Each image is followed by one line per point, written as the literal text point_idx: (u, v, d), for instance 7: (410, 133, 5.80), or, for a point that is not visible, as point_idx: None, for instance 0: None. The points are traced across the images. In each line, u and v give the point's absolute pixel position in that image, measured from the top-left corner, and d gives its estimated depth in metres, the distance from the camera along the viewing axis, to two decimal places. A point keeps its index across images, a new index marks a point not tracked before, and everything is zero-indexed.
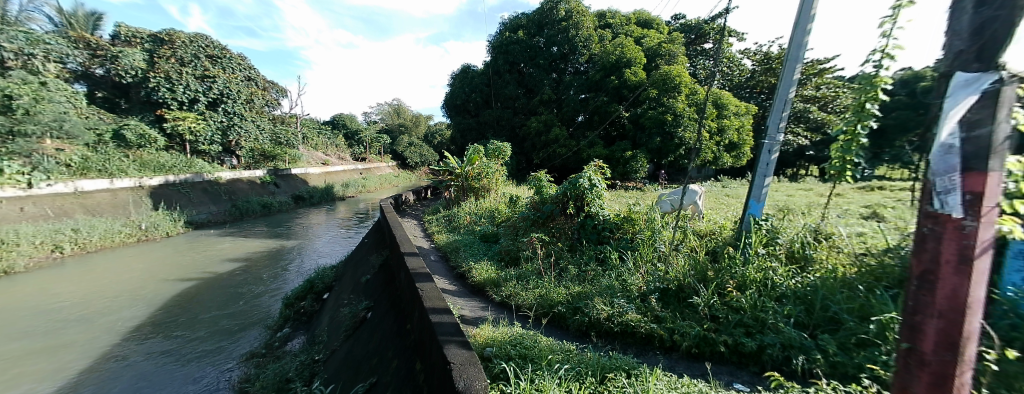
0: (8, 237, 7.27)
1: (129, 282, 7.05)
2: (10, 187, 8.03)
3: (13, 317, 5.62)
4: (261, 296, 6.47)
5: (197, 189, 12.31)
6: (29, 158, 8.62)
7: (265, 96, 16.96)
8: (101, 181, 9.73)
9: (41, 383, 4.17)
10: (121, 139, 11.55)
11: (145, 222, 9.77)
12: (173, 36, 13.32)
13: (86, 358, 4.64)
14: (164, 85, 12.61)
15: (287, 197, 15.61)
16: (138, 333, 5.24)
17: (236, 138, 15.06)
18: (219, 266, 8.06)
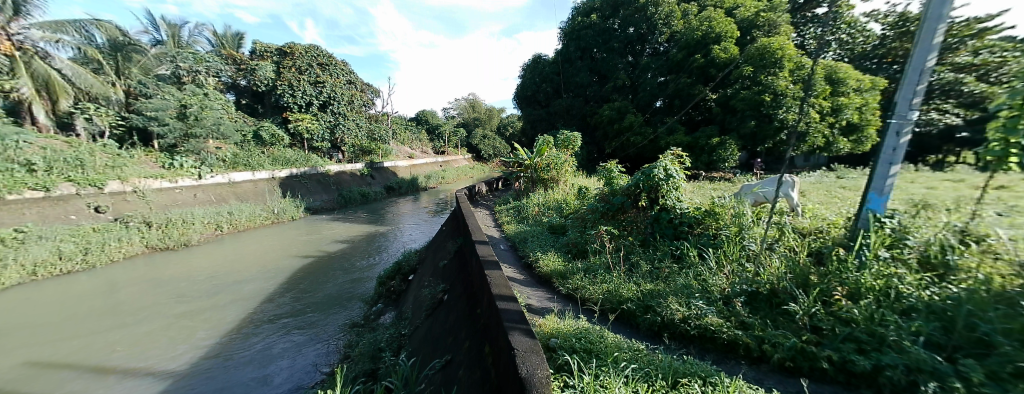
0: (189, 218, 9.39)
1: (265, 258, 8.60)
2: (186, 177, 10.37)
3: (189, 280, 7.14)
4: (359, 275, 7.39)
5: (313, 180, 14.49)
6: (200, 154, 11.26)
7: (363, 97, 19.02)
8: (247, 173, 12.01)
9: (208, 334, 5.18)
10: (259, 138, 14.18)
11: (277, 207, 11.80)
12: (293, 49, 15.67)
13: (235, 317, 5.69)
14: (288, 91, 15.02)
15: (380, 187, 17.48)
16: (271, 299, 6.32)
17: (341, 136, 17.21)
18: (327, 246, 9.43)
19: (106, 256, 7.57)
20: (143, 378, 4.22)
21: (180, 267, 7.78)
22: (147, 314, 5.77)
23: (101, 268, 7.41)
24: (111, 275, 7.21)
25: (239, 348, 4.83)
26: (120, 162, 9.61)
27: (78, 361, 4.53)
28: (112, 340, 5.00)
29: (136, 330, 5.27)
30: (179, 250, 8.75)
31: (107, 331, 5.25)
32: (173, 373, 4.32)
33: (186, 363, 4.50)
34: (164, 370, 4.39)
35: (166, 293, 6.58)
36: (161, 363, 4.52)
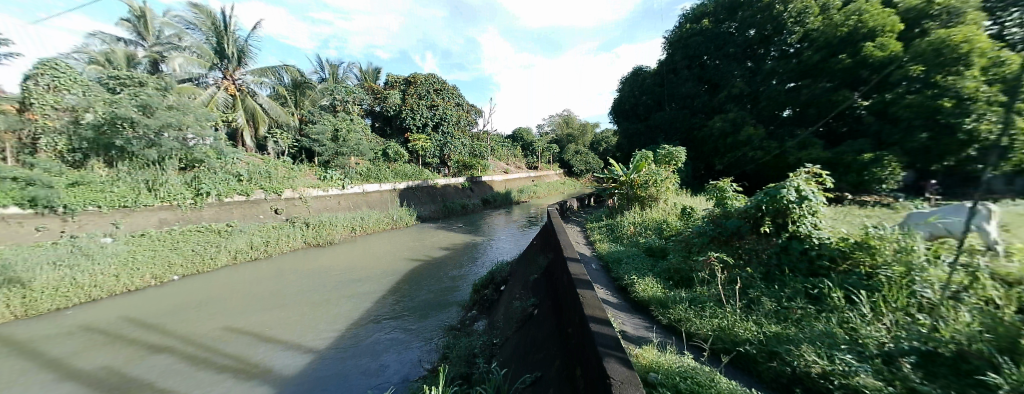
0: (333, 221, 11.38)
1: (384, 258, 9.84)
2: (333, 188, 13.05)
3: (329, 271, 8.50)
4: (457, 281, 7.94)
5: (424, 192, 16.30)
6: (343, 167, 14.75)
7: (468, 117, 20.78)
8: (376, 184, 14.40)
9: (341, 319, 6.06)
10: (387, 155, 16.69)
11: (396, 215, 13.55)
12: (416, 78, 18.11)
13: (361, 307, 6.61)
14: (410, 115, 17.48)
15: (478, 200, 18.71)
16: (388, 296, 7.16)
17: (448, 153, 19.00)
18: (432, 252, 10.40)
19: (279, 248, 9.59)
20: (296, 349, 5.11)
21: (322, 260, 9.36)
22: (300, 296, 7.02)
23: (275, 257, 9.38)
24: (277, 262, 9.05)
25: (361, 335, 5.57)
26: (291, 174, 12.42)
27: (255, 327, 5.70)
28: (276, 313, 6.19)
29: (293, 307, 6.46)
30: (324, 247, 10.59)
31: (272, 306, 6.54)
32: (316, 349, 5.13)
33: (325, 341, 5.33)
34: (309, 344, 5.26)
35: (312, 280, 7.96)
36: (308, 338, 5.41)
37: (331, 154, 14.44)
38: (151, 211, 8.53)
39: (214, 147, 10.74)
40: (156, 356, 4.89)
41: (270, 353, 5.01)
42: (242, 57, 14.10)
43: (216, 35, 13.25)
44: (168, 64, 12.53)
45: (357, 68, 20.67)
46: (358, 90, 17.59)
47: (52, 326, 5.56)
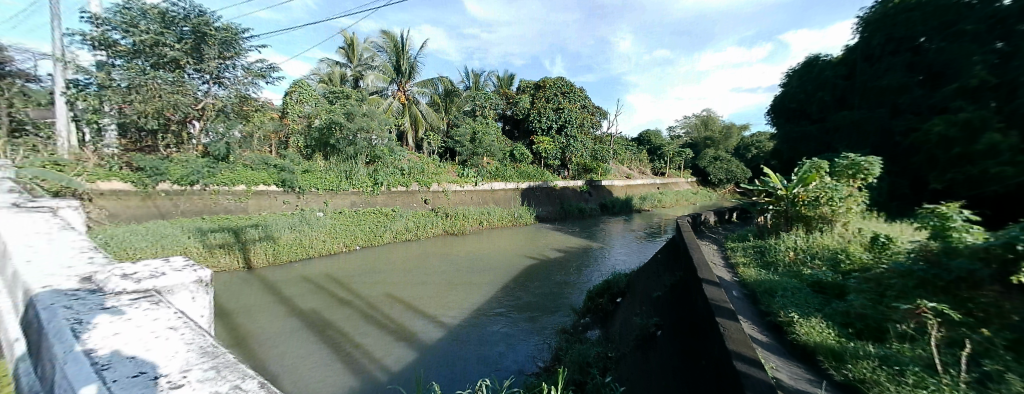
0: (467, 213, 12.70)
1: (506, 252, 10.53)
2: (468, 184, 15.26)
3: (460, 258, 9.51)
4: (572, 285, 7.93)
5: (542, 192, 17.04)
6: (477, 166, 16.28)
7: (593, 120, 20.58)
8: (505, 184, 16.26)
9: (470, 303, 6.72)
10: (514, 156, 18.19)
11: (517, 212, 14.43)
12: (546, 82, 18.97)
13: (484, 295, 7.20)
14: (537, 118, 18.61)
15: (596, 204, 18.46)
16: (508, 289, 7.63)
17: (570, 156, 19.21)
18: (548, 252, 10.68)
19: (425, 233, 11.17)
20: (436, 323, 5.88)
21: (456, 247, 10.53)
22: (438, 276, 8.01)
23: (421, 239, 10.94)
24: (422, 244, 10.53)
25: (482, 322, 6.05)
26: (439, 171, 15.09)
27: (406, 297, 6.76)
28: (420, 289, 7.21)
29: (432, 286, 7.41)
30: (457, 236, 11.89)
31: (417, 281, 7.62)
32: (450, 326, 5.81)
33: (455, 321, 5.98)
34: (444, 321, 5.97)
35: (447, 263, 9.00)
36: (444, 315, 6.17)
37: (468, 154, 16.44)
38: (345, 195, 12.03)
39: (388, 146, 13.73)
40: (342, 307, 6.23)
41: (416, 321, 5.88)
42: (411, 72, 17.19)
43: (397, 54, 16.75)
44: (364, 80, 16.56)
45: (494, 76, 22.70)
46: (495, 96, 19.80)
47: (284, 273, 7.54)
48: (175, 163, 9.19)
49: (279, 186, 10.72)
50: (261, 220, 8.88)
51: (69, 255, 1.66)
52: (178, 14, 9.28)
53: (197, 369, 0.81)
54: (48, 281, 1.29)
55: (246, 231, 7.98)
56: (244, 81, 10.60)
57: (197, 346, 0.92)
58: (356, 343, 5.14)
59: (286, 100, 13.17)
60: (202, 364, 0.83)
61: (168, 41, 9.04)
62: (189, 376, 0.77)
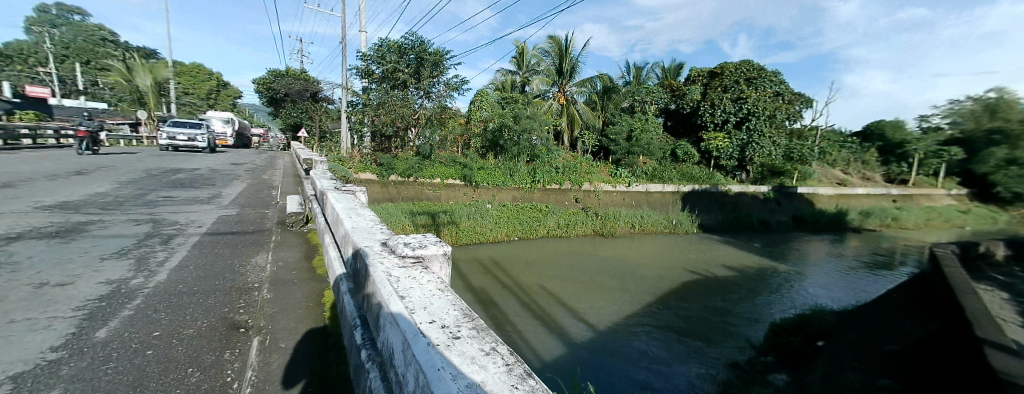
0: (618, 216, 12.29)
1: (664, 263, 9.64)
2: (621, 185, 14.81)
3: (613, 262, 9.21)
4: (745, 313, 6.70)
5: (710, 198, 15.09)
6: (632, 166, 16.11)
7: (788, 111, 16.41)
8: (661, 185, 15.12)
9: (622, 311, 6.43)
10: (675, 155, 17.20)
11: (676, 220, 13.18)
12: (724, 69, 16.65)
13: (636, 304, 6.78)
14: (708, 110, 16.56)
15: (785, 217, 15.09)
16: (663, 303, 6.99)
17: (752, 155, 16.03)
18: (716, 270, 9.28)
19: (577, 231, 11.25)
20: (585, 323, 5.88)
21: (609, 250, 10.21)
22: (589, 277, 7.96)
23: (570, 237, 11.00)
24: (575, 242, 10.60)
25: (633, 333, 5.72)
26: (591, 170, 15.41)
27: (558, 292, 6.99)
28: (572, 287, 7.32)
29: (583, 286, 7.41)
30: (607, 237, 11.52)
31: (569, 278, 7.74)
32: (598, 329, 5.73)
33: (605, 325, 5.85)
34: (592, 323, 5.91)
35: (599, 265, 8.83)
36: (594, 317, 6.11)
37: (623, 153, 16.35)
38: (507, 191, 13.41)
39: (545, 145, 14.79)
40: (503, 289, 6.89)
41: (567, 317, 6.02)
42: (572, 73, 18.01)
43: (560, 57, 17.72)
44: (530, 85, 18.57)
45: (659, 66, 21.10)
46: (658, 90, 18.81)
47: (462, 252, 8.78)
48: (399, 160, 12.18)
49: (461, 180, 12.78)
50: (448, 208, 10.78)
51: (365, 216, 2.26)
52: (408, 45, 12.24)
53: (466, 324, 0.84)
54: (364, 237, 1.72)
55: (438, 215, 9.77)
56: (444, 94, 12.86)
57: (460, 305, 0.98)
58: (513, 324, 5.61)
59: (470, 108, 15.40)
60: (468, 322, 0.86)
61: (401, 68, 12.19)
62: (461, 329, 0.80)
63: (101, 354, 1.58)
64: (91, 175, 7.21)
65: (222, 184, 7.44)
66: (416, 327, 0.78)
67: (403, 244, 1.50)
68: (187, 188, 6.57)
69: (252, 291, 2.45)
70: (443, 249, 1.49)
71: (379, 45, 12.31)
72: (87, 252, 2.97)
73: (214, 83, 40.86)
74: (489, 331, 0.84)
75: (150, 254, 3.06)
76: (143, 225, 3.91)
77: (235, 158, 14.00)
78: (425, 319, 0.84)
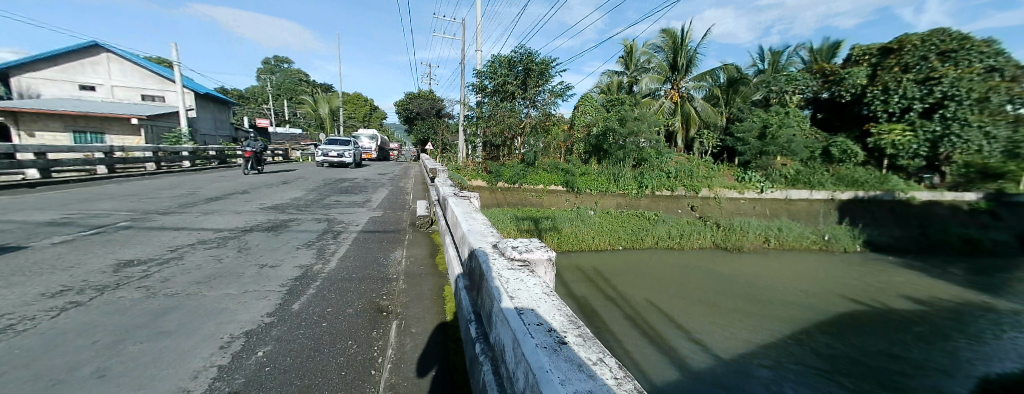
0: (745, 227, 10.68)
1: (810, 287, 7.95)
2: (751, 191, 13.51)
3: (738, 280, 8.02)
4: (938, 365, 5.08)
5: (884, 208, 12.46)
6: (768, 167, 13.79)
7: (1014, 91, 11.41)
8: (804, 192, 13.25)
9: (750, 340, 5.53)
10: (828, 155, 14.34)
11: (828, 234, 10.86)
12: (904, 42, 12.64)
13: (770, 334, 5.75)
14: (880, 97, 13.04)
15: (1009, 236, 11.04)
16: (808, 337, 5.77)
17: (949, 151, 12.22)
18: (889, 303, 7.27)
19: (692, 243, 10.10)
20: (702, 347, 5.23)
21: (734, 267, 8.89)
22: (708, 297, 7.05)
23: (685, 249, 9.95)
24: (691, 256, 9.52)
25: (765, 367, 4.88)
26: (711, 174, 13.98)
27: (669, 309, 6.39)
28: (686, 306, 6.59)
29: (699, 306, 6.61)
30: (731, 251, 10.06)
31: (682, 296, 7.00)
32: (720, 356, 5.04)
33: (728, 353, 5.11)
34: (712, 348, 5.22)
35: (720, 284, 7.77)
36: (714, 342, 5.39)
37: (753, 153, 14.29)
38: (613, 197, 13.06)
39: (655, 148, 13.76)
40: (608, 300, 6.59)
41: (680, 338, 5.44)
42: (688, 67, 16.46)
43: (673, 51, 16.20)
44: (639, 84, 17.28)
45: (804, 48, 17.63)
46: (804, 76, 15.59)
47: (564, 258, 8.73)
48: (506, 168, 12.92)
49: (564, 186, 12.87)
50: (551, 214, 10.96)
51: (478, 220, 2.48)
52: (517, 58, 12.88)
53: (572, 331, 0.86)
54: (477, 240, 1.90)
55: (542, 221, 10.01)
56: (548, 101, 13.16)
57: (566, 311, 1.01)
58: (617, 337, 5.33)
59: (574, 113, 15.31)
60: (574, 329, 0.89)
61: (511, 80, 12.89)
62: (568, 334, 0.83)
63: (296, 321, 2.10)
64: (289, 183, 9.59)
65: (370, 190, 9.02)
66: (526, 327, 0.84)
67: (511, 248, 1.61)
68: (347, 193, 8.19)
69: (393, 280, 2.94)
70: (549, 254, 1.55)
71: (492, 61, 13.24)
72: (288, 242, 3.97)
73: (366, 107, 49.87)
74: (595, 340, 0.85)
75: (325, 245, 3.93)
76: (320, 223, 5.04)
77: (379, 168, 16.83)
78: (534, 321, 0.89)
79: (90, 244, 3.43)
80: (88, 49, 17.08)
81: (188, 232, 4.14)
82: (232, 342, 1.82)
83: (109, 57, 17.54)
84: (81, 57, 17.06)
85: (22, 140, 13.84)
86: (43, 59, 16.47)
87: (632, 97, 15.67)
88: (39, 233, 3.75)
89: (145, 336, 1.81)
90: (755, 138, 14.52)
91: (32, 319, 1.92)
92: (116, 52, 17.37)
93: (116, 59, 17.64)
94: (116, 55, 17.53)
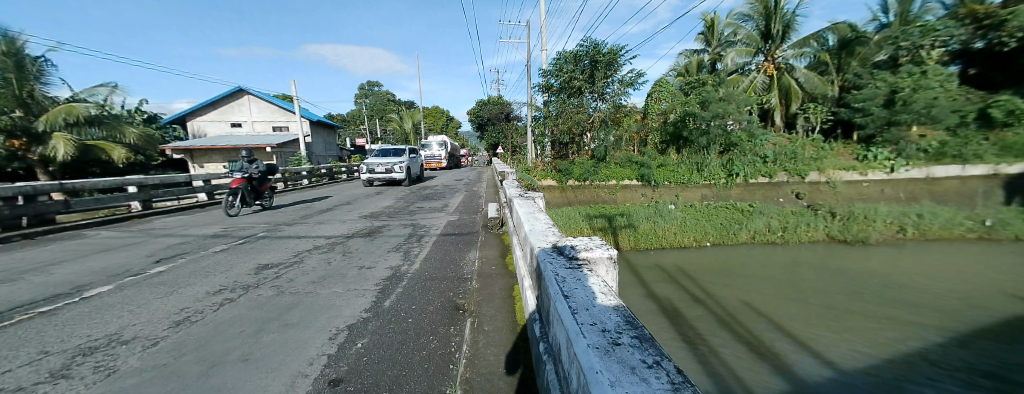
0: (871, 215, 8.92)
1: (971, 286, 6.33)
2: (879, 171, 11.33)
3: (861, 278, 6.77)
4: None
5: None
6: (899, 143, 11.48)
7: None
8: (955, 168, 10.66)
9: (882, 350, 4.61)
10: (987, 118, 11.15)
11: (992, 219, 8.67)
12: None
13: (912, 344, 4.73)
14: None
15: None
16: (969, 348, 4.61)
17: None
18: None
19: (797, 237, 8.77)
20: (817, 357, 4.51)
21: (857, 262, 7.48)
22: (823, 299, 6.03)
23: (790, 244, 8.68)
24: (798, 251, 8.25)
25: (904, 382, 4.03)
26: (821, 154, 12.01)
27: (772, 313, 5.63)
28: (793, 309, 5.74)
29: (811, 309, 5.71)
30: (854, 244, 8.47)
31: (788, 298, 6.10)
32: (841, 368, 4.29)
33: (853, 365, 4.32)
34: (830, 359, 4.47)
35: (838, 283, 6.61)
36: (833, 351, 4.62)
37: (879, 125, 11.93)
38: (696, 189, 12.12)
39: (746, 130, 12.27)
40: (695, 303, 6.06)
41: (787, 347, 4.76)
42: (785, 34, 14.34)
43: (766, 17, 14.28)
44: (724, 60, 15.39)
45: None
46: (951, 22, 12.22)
47: (643, 258, 8.24)
48: (576, 165, 12.70)
49: (639, 180, 12.23)
50: (626, 210, 10.50)
51: (541, 220, 2.51)
52: (583, 52, 12.55)
53: (627, 332, 0.84)
54: (539, 239, 1.94)
55: (616, 218, 9.62)
56: (619, 92, 12.62)
57: (624, 313, 0.98)
58: (708, 342, 4.86)
59: (647, 102, 14.37)
60: (630, 330, 0.86)
61: (577, 76, 12.62)
62: (622, 335, 0.81)
63: (387, 317, 2.37)
64: (382, 193, 10.73)
65: (448, 196, 9.65)
66: (580, 327, 0.85)
67: (572, 247, 1.61)
68: (429, 200, 8.87)
69: (468, 280, 3.12)
70: (609, 253, 1.52)
71: (557, 59, 13.12)
72: (381, 246, 4.47)
73: (444, 119, 53.36)
74: (653, 342, 0.82)
75: (411, 248, 4.32)
76: (407, 228, 5.55)
77: (457, 174, 17.91)
78: (587, 321, 0.89)
79: (239, 251, 4.28)
80: (235, 93, 21.22)
81: (305, 240, 4.90)
82: (338, 334, 2.12)
83: (249, 98, 21.44)
84: (230, 101, 21.26)
85: (195, 171, 17.80)
86: (207, 105, 20.90)
87: (714, 77, 14.21)
88: (206, 243, 4.79)
89: (276, 327, 2.21)
90: (881, 106, 12.06)
91: (201, 312, 2.47)
92: (253, 93, 21.23)
93: (255, 99, 21.47)
94: (254, 96, 21.38)
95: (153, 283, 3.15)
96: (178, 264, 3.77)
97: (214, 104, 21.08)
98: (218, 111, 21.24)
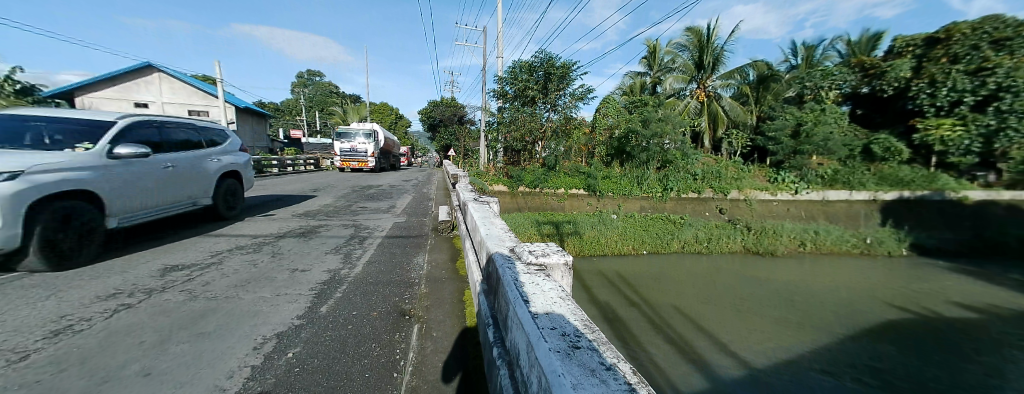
0: (779, 230, 10.18)
1: (851, 293, 7.49)
2: (785, 193, 13.00)
3: (769, 286, 7.66)
4: (996, 380, 4.70)
5: (932, 209, 11.74)
6: (799, 169, 13.27)
7: None
8: (844, 193, 12.60)
9: (785, 350, 5.25)
10: (869, 153, 13.45)
11: (870, 238, 10.31)
12: (952, 31, 11.61)
13: (808, 344, 5.45)
14: (926, 91, 12.03)
15: None
16: (849, 346, 5.43)
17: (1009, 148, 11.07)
18: (938, 311, 6.78)
19: (719, 247, 9.73)
20: (734, 357, 5.00)
21: (766, 272, 8.47)
22: (739, 304, 6.72)
23: (714, 254, 9.59)
24: (720, 261, 9.12)
25: (802, 377, 4.64)
26: (741, 175, 13.46)
27: (697, 317, 6.15)
28: (715, 313, 6.32)
29: (729, 313, 6.34)
30: (764, 255, 9.61)
31: (711, 303, 6.71)
32: (752, 365, 4.82)
33: (762, 363, 4.87)
34: (744, 358, 4.99)
35: (751, 290, 7.42)
36: (747, 351, 5.16)
37: (787, 153, 13.58)
38: (636, 200, 12.91)
39: (680, 149, 13.39)
40: (632, 307, 6.41)
41: (708, 347, 5.23)
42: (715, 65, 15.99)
43: (699, 49, 15.84)
44: (662, 85, 16.95)
45: (842, 41, 16.68)
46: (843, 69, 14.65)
47: (586, 264, 8.56)
48: (527, 173, 12.91)
49: (586, 190, 12.79)
50: (572, 218, 10.86)
51: (496, 225, 2.50)
52: (537, 63, 12.94)
53: (585, 335, 0.87)
54: (495, 244, 1.92)
55: (563, 226, 9.91)
56: (570, 105, 13.10)
57: (580, 317, 1.01)
58: (642, 345, 5.16)
59: (595, 116, 15.09)
60: (588, 334, 0.89)
61: (531, 85, 12.93)
62: (581, 339, 0.83)
63: (323, 324, 2.19)
64: (321, 191, 9.98)
65: (395, 197, 9.27)
66: (540, 332, 0.85)
67: (528, 252, 1.62)
68: (374, 200, 8.43)
69: (415, 285, 2.99)
70: (565, 259, 1.56)
71: (512, 67, 13.31)
72: (317, 247, 4.14)
73: (393, 116, 51.41)
74: (608, 346, 0.85)
75: (352, 250, 4.06)
76: (348, 229, 5.22)
77: (404, 176, 17.28)
78: (547, 325, 0.90)
79: (142, 250, 3.71)
80: (142, 69, 18.58)
81: (228, 238, 4.39)
82: (264, 344, 1.91)
83: (160, 76, 18.97)
84: (134, 77, 18.53)
85: None
86: (103, 80, 17.93)
87: (654, 98, 15.34)
88: (98, 239, 4.08)
89: (187, 337, 1.94)
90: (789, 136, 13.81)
91: (88, 320, 2.09)
92: (166, 71, 18.79)
93: (167, 78, 19.03)
94: (166, 74, 18.94)
95: (19, 286, 2.60)
96: (57, 263, 3.15)
97: (114, 79, 18.22)
98: (118, 87, 18.35)
